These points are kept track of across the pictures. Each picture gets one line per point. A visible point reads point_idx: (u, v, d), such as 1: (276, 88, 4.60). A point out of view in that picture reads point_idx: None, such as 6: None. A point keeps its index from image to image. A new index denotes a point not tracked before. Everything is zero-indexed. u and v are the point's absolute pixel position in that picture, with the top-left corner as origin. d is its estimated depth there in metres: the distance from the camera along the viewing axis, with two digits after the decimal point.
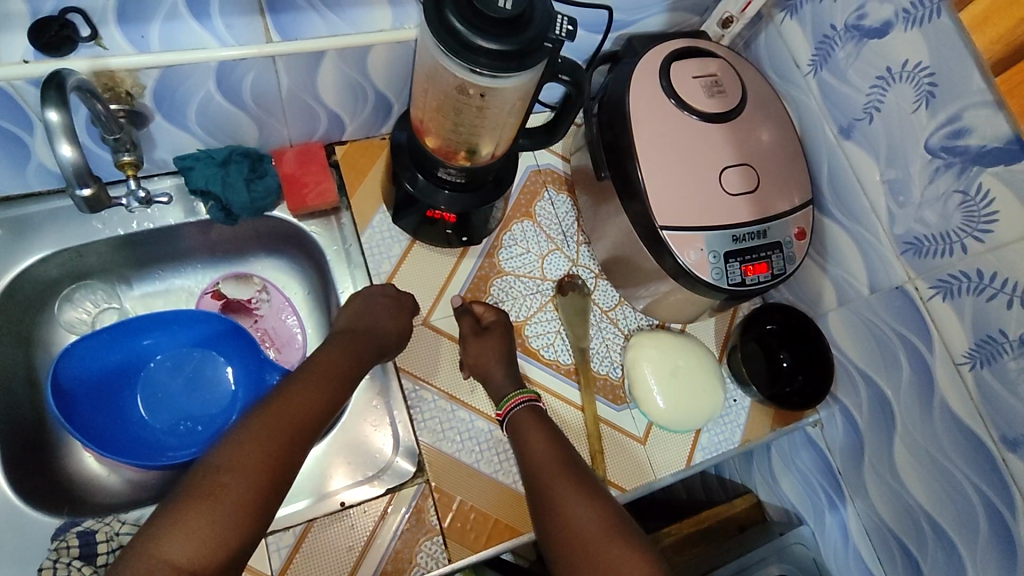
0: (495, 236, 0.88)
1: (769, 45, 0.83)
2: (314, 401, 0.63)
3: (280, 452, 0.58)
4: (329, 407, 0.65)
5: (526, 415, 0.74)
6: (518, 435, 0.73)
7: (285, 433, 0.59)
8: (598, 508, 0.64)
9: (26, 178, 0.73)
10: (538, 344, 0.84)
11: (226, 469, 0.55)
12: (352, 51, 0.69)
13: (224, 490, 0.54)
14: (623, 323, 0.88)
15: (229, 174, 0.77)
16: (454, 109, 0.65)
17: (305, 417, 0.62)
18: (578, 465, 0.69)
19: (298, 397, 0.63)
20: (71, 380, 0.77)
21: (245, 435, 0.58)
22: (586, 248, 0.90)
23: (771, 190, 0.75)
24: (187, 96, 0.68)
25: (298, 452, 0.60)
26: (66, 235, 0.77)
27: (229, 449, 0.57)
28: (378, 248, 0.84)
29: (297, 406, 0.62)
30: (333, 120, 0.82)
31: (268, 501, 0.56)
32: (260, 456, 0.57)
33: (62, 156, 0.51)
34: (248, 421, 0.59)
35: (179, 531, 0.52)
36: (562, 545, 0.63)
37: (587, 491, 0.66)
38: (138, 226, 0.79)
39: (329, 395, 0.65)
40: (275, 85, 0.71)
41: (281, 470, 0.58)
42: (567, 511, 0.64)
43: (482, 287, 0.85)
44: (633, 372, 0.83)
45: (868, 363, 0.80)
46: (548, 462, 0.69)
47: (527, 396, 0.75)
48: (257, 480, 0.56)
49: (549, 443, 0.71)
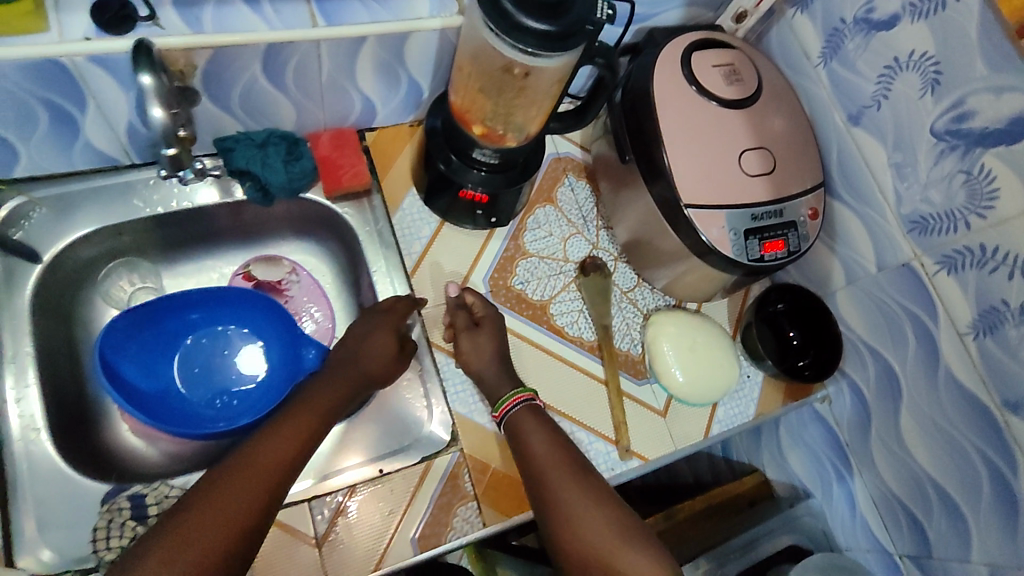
0: (520, 219, 0.91)
1: (779, 39, 0.88)
2: (284, 452, 0.65)
3: (246, 503, 0.60)
4: (305, 452, 0.67)
5: (525, 415, 0.74)
6: (514, 433, 0.74)
7: (251, 485, 0.61)
8: (610, 512, 0.67)
9: (72, 157, 0.75)
10: (562, 321, 0.88)
11: (191, 520, 0.58)
12: (391, 37, 0.73)
13: (190, 538, 0.56)
14: (642, 303, 0.91)
15: (268, 156, 0.80)
16: (495, 88, 0.70)
17: (274, 467, 0.64)
18: (583, 468, 0.71)
19: (270, 444, 0.65)
20: (117, 346, 0.78)
21: (221, 481, 0.61)
22: (606, 231, 0.94)
23: (786, 173, 0.79)
24: (234, 77, 0.71)
25: (266, 502, 0.62)
26: (107, 213, 0.79)
27: (197, 500, 0.59)
28: (408, 229, 0.87)
29: (267, 454, 0.64)
30: (367, 105, 0.85)
31: (233, 551, 0.58)
32: (228, 506, 0.59)
33: (153, 119, 0.54)
34: (226, 468, 0.63)
35: (153, 572, 0.54)
36: (572, 551, 0.66)
37: (595, 497, 0.68)
38: (176, 205, 0.81)
39: (304, 436, 0.67)
40: (317, 69, 0.75)
41: (249, 520, 0.60)
42: (575, 518, 0.67)
43: (509, 267, 0.89)
44: (654, 348, 0.87)
45: (875, 339, 0.85)
46: (552, 467, 0.71)
47: (525, 396, 0.75)
48: (222, 529, 0.58)
49: (549, 445, 0.72)
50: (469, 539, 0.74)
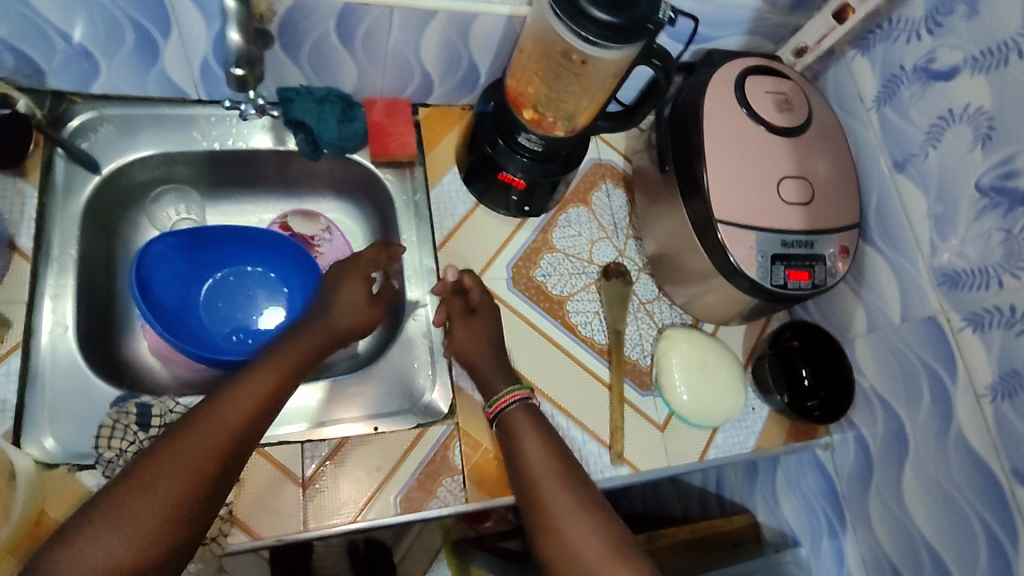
0: (551, 215, 0.93)
1: (836, 79, 0.89)
2: (246, 409, 0.63)
3: (202, 465, 0.58)
4: (266, 409, 0.64)
5: (520, 415, 0.74)
6: (510, 433, 0.73)
7: (210, 445, 0.59)
8: (602, 530, 0.65)
9: (145, 82, 0.79)
10: (576, 320, 0.88)
11: (141, 480, 0.56)
12: (461, 16, 0.77)
13: (138, 500, 0.54)
14: (658, 317, 0.92)
15: (324, 111, 0.83)
16: (552, 73, 0.72)
17: (234, 426, 0.61)
18: (576, 472, 0.70)
19: (232, 401, 0.62)
20: (155, 262, 0.81)
21: (178, 439, 0.59)
22: (634, 242, 0.95)
23: (822, 207, 0.80)
24: (308, 31, 0.75)
25: (225, 464, 0.59)
26: (167, 141, 0.83)
27: (149, 460, 0.57)
28: (444, 205, 0.89)
29: (228, 411, 0.62)
30: (425, 81, 0.88)
31: (185, 514, 0.56)
32: (182, 467, 0.57)
33: (230, 40, 0.61)
34: (184, 425, 0.60)
35: (94, 537, 0.52)
36: (559, 558, 0.64)
37: (587, 504, 0.67)
38: (230, 144, 0.85)
39: (263, 390, 0.65)
40: (386, 36, 0.78)
41: (205, 484, 0.57)
42: (566, 523, 0.65)
43: (533, 258, 0.90)
44: (662, 362, 0.87)
45: (889, 390, 0.83)
46: (546, 469, 0.69)
47: (522, 394, 0.75)
48: (174, 489, 0.56)
49: (545, 447, 0.71)
50: (449, 511, 0.74)
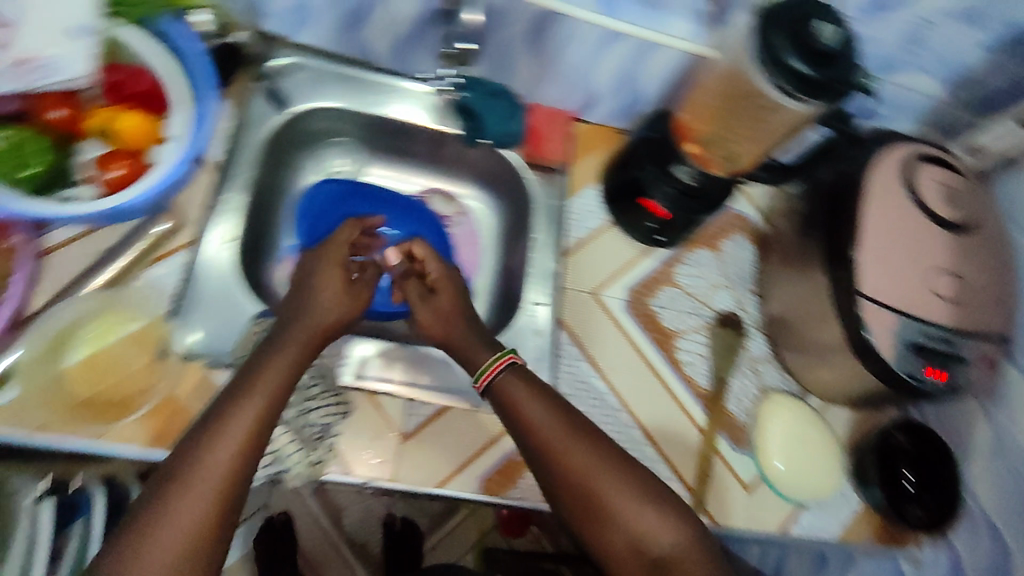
0: (679, 251, 0.93)
1: (1007, 187, 0.86)
2: (254, 418, 0.60)
3: (218, 483, 0.56)
4: (273, 412, 0.62)
5: (516, 384, 0.69)
6: (508, 403, 0.69)
7: (222, 462, 0.57)
8: (624, 473, 0.66)
9: (344, 43, 0.86)
10: (683, 358, 0.88)
11: (160, 506, 0.54)
12: (645, 42, 0.81)
13: (162, 527, 0.53)
14: (764, 377, 0.90)
15: (495, 105, 0.86)
16: (731, 113, 0.72)
17: (245, 437, 0.59)
18: (581, 422, 0.68)
19: (234, 411, 0.59)
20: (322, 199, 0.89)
21: (189, 458, 0.57)
22: (754, 298, 0.94)
23: (971, 309, 0.76)
24: (503, 28, 0.80)
25: (241, 478, 0.58)
26: (346, 98, 0.90)
27: (166, 481, 0.55)
28: (580, 216, 0.92)
29: (233, 421, 0.59)
30: (589, 96, 0.91)
31: (215, 528, 0.55)
32: (198, 489, 0.55)
33: None
34: (190, 441, 0.58)
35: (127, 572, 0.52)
36: (592, 518, 0.64)
37: (605, 453, 0.66)
38: (398, 114, 0.91)
39: (258, 405, 0.61)
40: (570, 47, 0.83)
41: (223, 502, 0.56)
42: (591, 479, 0.64)
43: (653, 288, 0.90)
44: (762, 424, 0.85)
45: (1005, 519, 0.79)
46: (554, 429, 0.66)
47: (508, 359, 0.71)
48: (194, 511, 0.55)
49: (548, 408, 0.68)
50: (527, 506, 0.75)
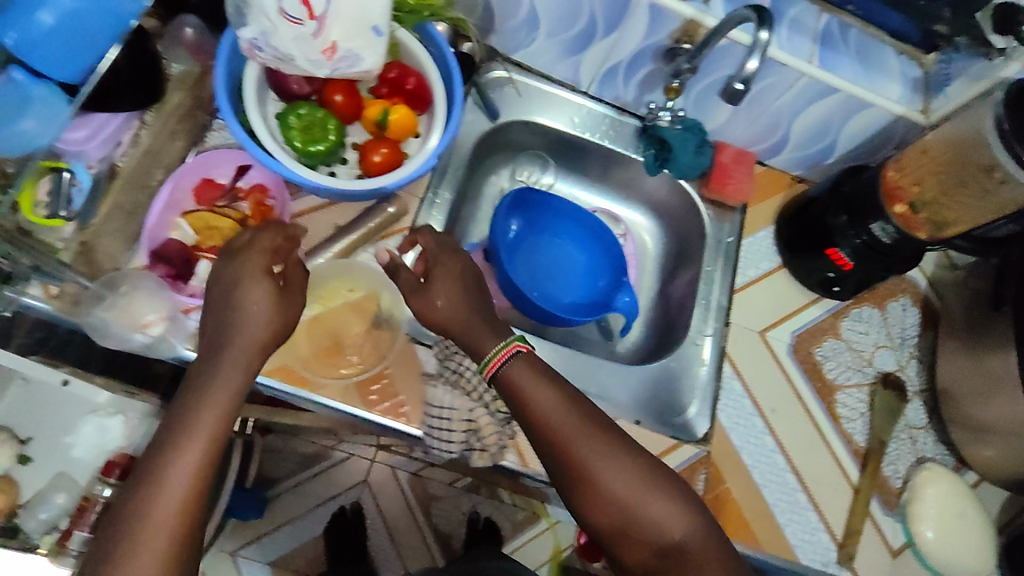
0: (846, 305, 0.94)
1: None
2: (210, 420, 0.59)
3: (183, 494, 0.55)
4: (230, 413, 0.60)
5: (520, 368, 0.67)
6: (517, 395, 0.66)
7: (188, 471, 0.56)
8: (634, 467, 0.64)
9: (556, 64, 0.92)
10: (842, 411, 0.89)
11: (131, 521, 0.53)
12: (858, 101, 0.82)
13: (137, 542, 0.53)
14: (920, 445, 0.90)
15: (691, 141, 0.89)
16: (957, 177, 0.79)
17: (206, 443, 0.58)
18: (595, 415, 0.67)
19: (188, 410, 0.59)
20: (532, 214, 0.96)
21: (152, 471, 0.56)
22: (916, 362, 0.94)
23: None
24: (716, 70, 0.83)
25: (202, 480, 0.57)
26: (547, 115, 0.95)
27: (133, 498, 0.55)
28: (753, 256, 0.94)
29: (186, 420, 0.58)
30: (778, 143, 0.94)
31: (191, 530, 0.56)
32: (166, 501, 0.55)
33: None
34: (148, 459, 0.57)
35: None
36: (605, 511, 0.64)
37: (620, 450, 0.65)
38: (597, 139, 0.96)
39: (239, 384, 0.61)
40: (778, 96, 0.85)
41: (187, 509, 0.55)
42: (603, 477, 0.63)
43: (817, 337, 0.92)
44: (917, 491, 0.85)
45: None
46: (559, 422, 0.65)
47: (517, 346, 0.68)
48: (167, 524, 0.54)
49: (551, 394, 0.66)
50: None
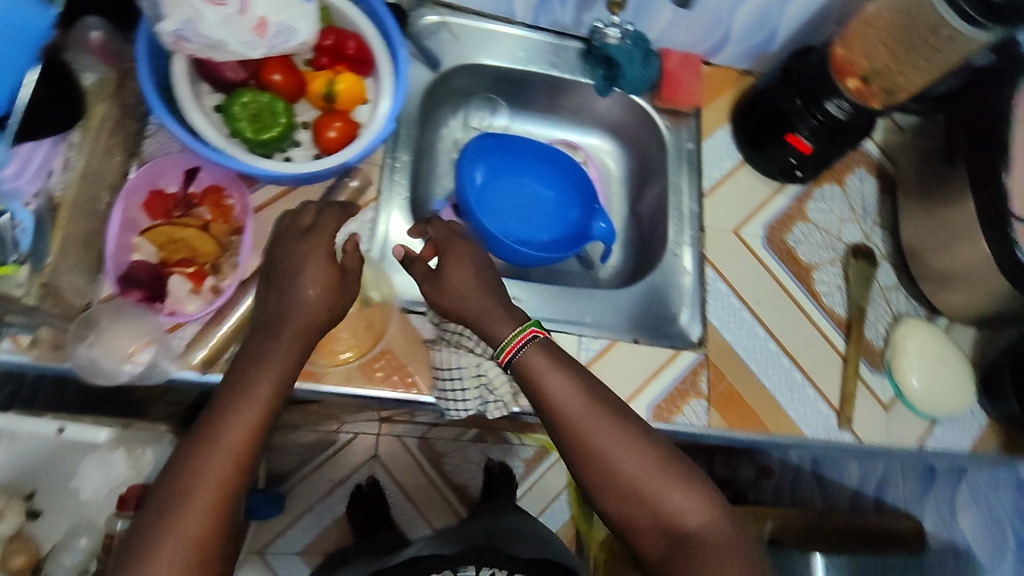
0: (808, 187, 0.97)
1: None
2: (240, 442, 0.57)
3: (210, 512, 0.55)
4: (257, 445, 0.58)
5: (536, 357, 0.67)
6: (532, 384, 0.66)
7: (215, 491, 0.55)
8: (651, 455, 0.64)
9: None
10: (821, 289, 0.92)
11: (154, 540, 0.53)
12: None
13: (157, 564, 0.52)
14: (895, 305, 0.94)
15: (637, 52, 0.89)
16: (906, 45, 0.79)
17: (236, 463, 0.57)
18: (611, 405, 0.66)
19: (215, 432, 0.57)
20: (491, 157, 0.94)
21: (175, 490, 0.55)
22: (879, 228, 0.98)
23: None
24: None
25: (230, 501, 0.56)
26: (488, 54, 0.92)
27: (152, 522, 0.54)
28: (715, 156, 0.95)
29: (216, 441, 0.57)
30: (721, 41, 0.93)
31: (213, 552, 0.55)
32: (188, 525, 0.54)
33: None
34: (171, 480, 0.56)
35: None
36: (619, 498, 0.63)
37: (636, 439, 0.64)
38: (544, 70, 0.94)
39: (267, 400, 0.60)
40: None
41: (214, 529, 0.55)
42: (619, 464, 0.63)
43: (787, 224, 0.94)
44: (898, 346, 0.90)
45: None
46: (577, 412, 0.64)
47: (531, 333, 0.68)
48: (191, 542, 0.54)
49: (567, 384, 0.65)
50: (693, 429, 0.82)
